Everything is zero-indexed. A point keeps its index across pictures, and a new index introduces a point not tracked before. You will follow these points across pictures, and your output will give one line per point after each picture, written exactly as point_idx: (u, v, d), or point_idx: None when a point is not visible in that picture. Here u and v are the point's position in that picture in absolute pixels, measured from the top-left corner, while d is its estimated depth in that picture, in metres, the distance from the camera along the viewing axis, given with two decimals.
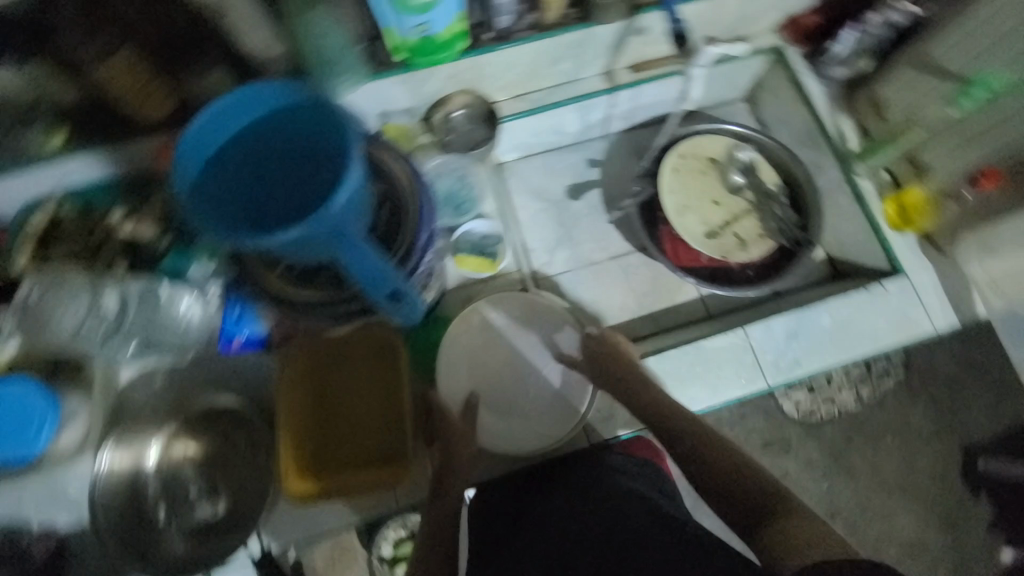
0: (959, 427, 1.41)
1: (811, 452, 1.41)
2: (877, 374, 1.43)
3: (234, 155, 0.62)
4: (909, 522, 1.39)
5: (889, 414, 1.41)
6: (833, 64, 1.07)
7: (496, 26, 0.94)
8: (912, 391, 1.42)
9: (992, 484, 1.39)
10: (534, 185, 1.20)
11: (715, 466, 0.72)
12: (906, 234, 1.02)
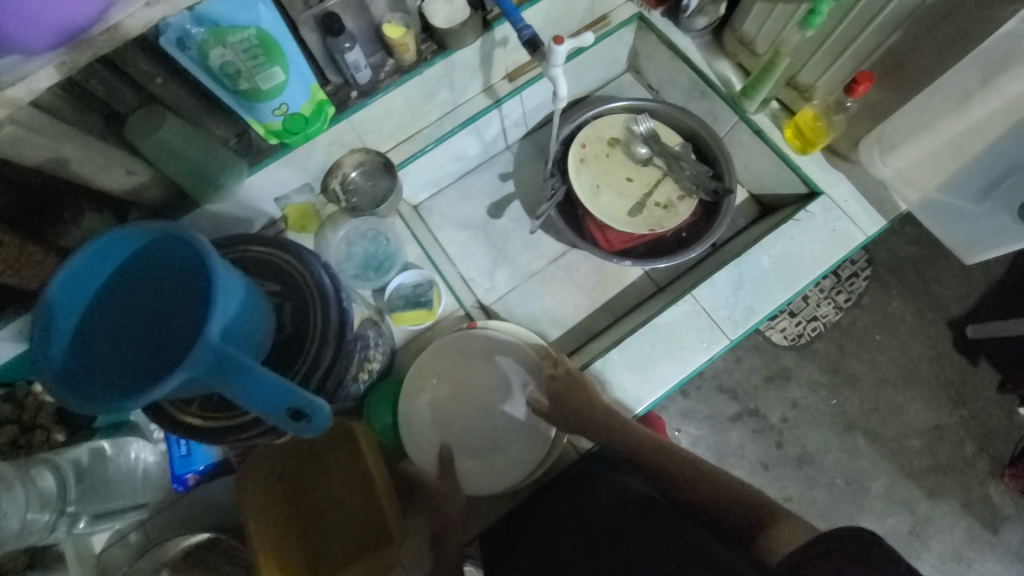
0: (936, 303, 1.45)
1: (810, 373, 1.43)
2: (847, 279, 1.46)
3: (107, 317, 0.55)
4: (925, 410, 1.41)
5: (869, 312, 1.46)
6: (693, 17, 1.10)
7: (358, 83, 0.93)
8: (884, 284, 1.46)
9: (981, 347, 1.43)
10: (454, 216, 1.19)
11: (694, 477, 0.75)
12: (813, 155, 1.04)
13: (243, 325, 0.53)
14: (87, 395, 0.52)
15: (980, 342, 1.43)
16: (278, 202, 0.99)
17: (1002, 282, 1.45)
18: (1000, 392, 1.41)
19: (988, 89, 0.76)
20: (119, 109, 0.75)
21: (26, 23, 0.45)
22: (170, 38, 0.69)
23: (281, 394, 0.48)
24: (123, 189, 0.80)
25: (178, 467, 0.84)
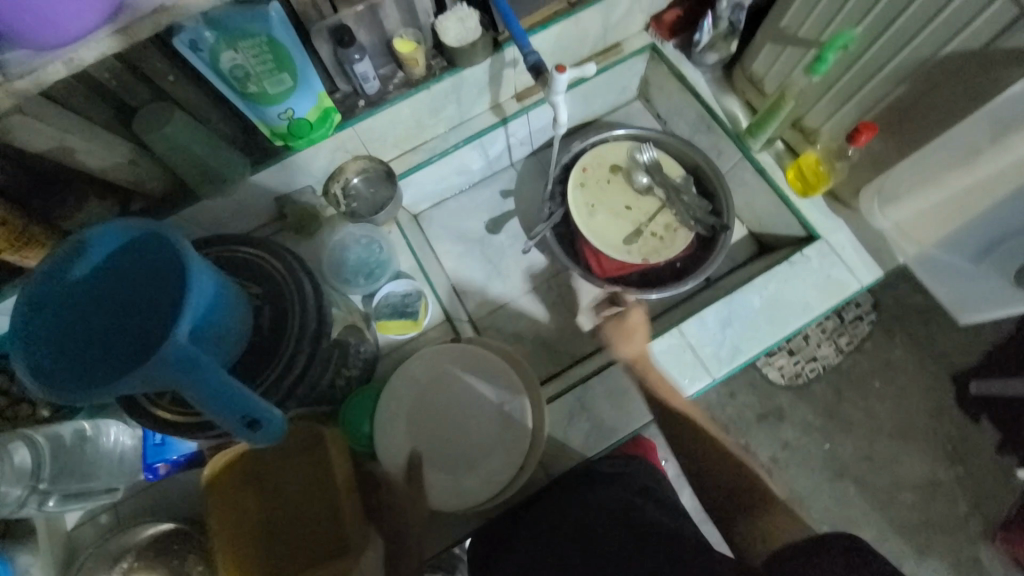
0: (940, 356, 1.41)
1: (804, 415, 1.41)
2: (851, 322, 1.43)
3: (79, 304, 0.55)
4: (918, 464, 1.38)
5: (871, 358, 1.42)
6: (704, 52, 1.10)
7: (365, 93, 0.94)
8: (889, 331, 1.43)
9: (982, 405, 1.39)
10: (452, 228, 1.21)
11: (708, 455, 0.80)
12: (814, 198, 1.03)
13: (210, 328, 0.55)
14: (50, 378, 0.52)
15: (982, 399, 1.39)
16: (278, 200, 1.00)
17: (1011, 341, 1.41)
18: (999, 453, 1.37)
19: (998, 147, 0.75)
20: (129, 101, 0.77)
21: (19, 21, 0.47)
22: (183, 40, 0.70)
23: (236, 403, 0.52)
24: (124, 178, 0.82)
25: (151, 454, 0.86)
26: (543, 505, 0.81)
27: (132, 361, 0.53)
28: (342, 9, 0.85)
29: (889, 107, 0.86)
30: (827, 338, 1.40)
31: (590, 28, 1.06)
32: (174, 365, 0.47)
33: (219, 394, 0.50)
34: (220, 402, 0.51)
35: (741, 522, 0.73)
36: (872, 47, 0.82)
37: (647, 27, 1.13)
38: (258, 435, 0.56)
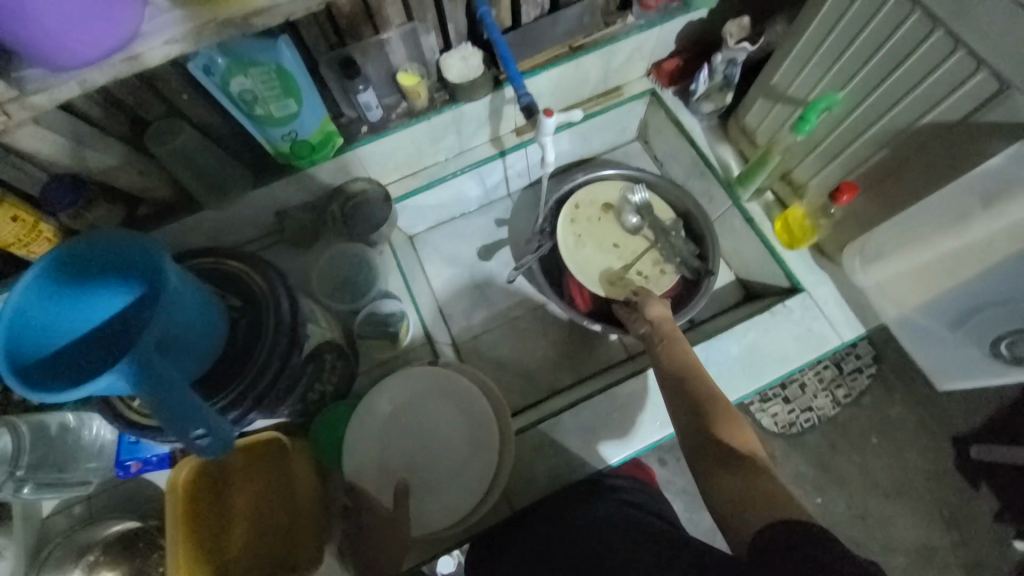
0: (939, 415, 1.38)
1: (796, 466, 1.38)
2: (849, 373, 1.39)
3: (65, 299, 0.57)
4: (910, 525, 1.34)
5: (869, 411, 1.38)
6: (700, 101, 1.13)
7: (369, 120, 0.99)
8: (888, 387, 1.39)
9: (981, 470, 1.34)
10: (446, 252, 1.24)
11: (702, 411, 0.75)
12: (800, 250, 1.04)
13: (180, 342, 0.58)
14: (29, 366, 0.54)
15: (981, 464, 1.34)
16: (278, 215, 1.05)
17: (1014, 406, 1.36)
18: (997, 521, 1.32)
19: (989, 213, 0.71)
20: (144, 115, 0.83)
21: (33, 37, 0.51)
22: (196, 65, 0.75)
23: (187, 417, 0.54)
24: (133, 185, 0.87)
25: (125, 450, 0.84)
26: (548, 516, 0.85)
27: (100, 363, 0.56)
28: (350, 43, 0.90)
29: (872, 169, 0.87)
30: (825, 388, 1.38)
31: (590, 72, 1.10)
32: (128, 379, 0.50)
33: (173, 406, 0.53)
34: (172, 414, 0.53)
35: (724, 475, 0.67)
36: (854, 111, 0.85)
37: (647, 73, 1.17)
38: (203, 449, 0.58)
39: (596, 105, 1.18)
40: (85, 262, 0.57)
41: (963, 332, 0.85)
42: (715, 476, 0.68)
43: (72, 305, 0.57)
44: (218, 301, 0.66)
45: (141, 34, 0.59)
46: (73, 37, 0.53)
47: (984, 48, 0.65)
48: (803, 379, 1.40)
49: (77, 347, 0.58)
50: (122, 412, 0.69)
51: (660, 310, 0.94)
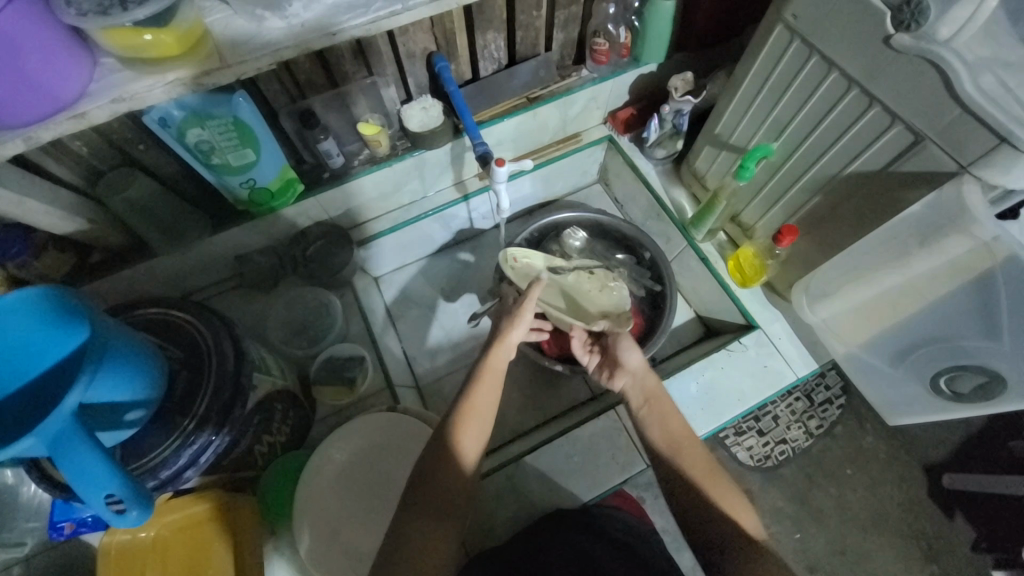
0: (910, 445, 1.39)
1: (775, 501, 1.36)
2: (819, 405, 1.40)
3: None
4: (893, 561, 1.30)
5: (842, 442, 1.39)
6: (653, 147, 1.19)
7: (331, 167, 1.01)
8: (859, 417, 1.41)
9: (955, 500, 1.34)
10: (411, 294, 1.25)
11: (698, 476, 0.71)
12: (753, 288, 1.08)
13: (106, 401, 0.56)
14: None
15: (954, 493, 1.34)
16: (239, 260, 1.04)
17: (980, 434, 1.39)
18: (974, 552, 1.30)
19: (927, 251, 0.75)
20: (99, 165, 0.84)
21: None
22: (152, 118, 0.75)
23: (110, 482, 0.51)
24: (81, 233, 0.86)
25: (57, 512, 0.79)
26: (538, 529, 0.83)
27: (19, 430, 0.52)
28: (311, 96, 0.93)
29: (810, 213, 0.92)
30: (797, 420, 1.39)
31: (548, 121, 1.14)
32: (48, 447, 0.48)
33: (93, 470, 0.50)
34: (94, 478, 0.50)
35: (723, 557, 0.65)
36: (789, 160, 0.90)
37: (604, 121, 1.23)
38: (127, 517, 0.53)
39: (557, 150, 1.22)
40: (3, 321, 0.53)
41: (904, 368, 0.89)
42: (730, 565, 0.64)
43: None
44: (156, 352, 0.65)
45: (88, 93, 0.61)
46: (10, 94, 0.54)
47: (895, 106, 0.70)
48: (776, 411, 1.40)
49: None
50: (54, 481, 0.64)
51: (639, 358, 0.85)
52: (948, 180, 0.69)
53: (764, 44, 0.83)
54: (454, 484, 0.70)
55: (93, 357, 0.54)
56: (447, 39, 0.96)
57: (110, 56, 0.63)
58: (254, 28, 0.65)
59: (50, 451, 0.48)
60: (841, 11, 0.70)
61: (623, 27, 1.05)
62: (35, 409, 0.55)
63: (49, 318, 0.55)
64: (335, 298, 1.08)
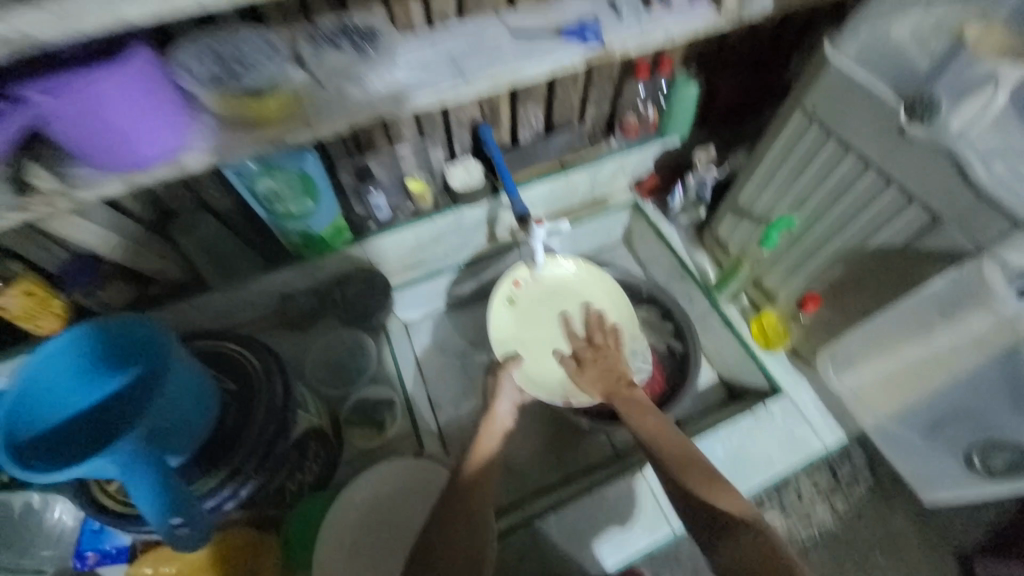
0: (944, 532, 1.31)
1: None
2: (845, 481, 1.35)
3: (70, 388, 0.65)
4: None
5: (870, 523, 1.32)
6: (676, 214, 1.27)
7: (377, 218, 1.08)
8: (888, 496, 1.35)
9: None
10: (437, 340, 1.28)
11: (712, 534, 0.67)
12: (776, 352, 1.11)
13: (178, 425, 0.62)
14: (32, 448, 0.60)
15: None
16: (281, 299, 1.09)
17: None
18: None
19: (951, 323, 0.78)
20: (174, 207, 0.92)
21: (101, 149, 0.62)
22: (231, 169, 0.84)
23: (171, 503, 0.56)
24: (147, 266, 0.93)
25: (86, 541, 0.86)
26: None
27: (96, 447, 0.61)
28: (368, 155, 1.02)
29: (832, 281, 0.96)
30: (824, 497, 1.32)
31: (579, 185, 1.22)
32: (119, 469, 0.53)
33: (154, 492, 0.54)
34: (153, 497, 0.55)
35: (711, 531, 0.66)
36: (810, 232, 0.95)
37: (630, 187, 1.31)
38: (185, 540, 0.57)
39: (585, 212, 1.30)
40: (75, 353, 0.64)
41: (936, 440, 0.90)
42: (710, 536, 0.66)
43: (69, 391, 0.65)
44: (215, 386, 0.69)
45: (188, 146, 0.68)
46: (120, 147, 0.62)
47: (914, 189, 0.75)
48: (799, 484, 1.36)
49: (76, 431, 0.65)
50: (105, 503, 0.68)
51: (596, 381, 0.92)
52: (966, 258, 0.73)
53: (785, 128, 0.91)
54: (471, 500, 0.75)
55: (166, 382, 0.59)
56: (492, 111, 1.06)
57: (207, 112, 0.69)
58: (334, 96, 0.73)
59: (121, 472, 0.53)
60: (857, 104, 0.77)
61: (651, 105, 1.16)
62: (109, 426, 0.65)
63: (117, 344, 0.66)
64: (369, 340, 1.11)
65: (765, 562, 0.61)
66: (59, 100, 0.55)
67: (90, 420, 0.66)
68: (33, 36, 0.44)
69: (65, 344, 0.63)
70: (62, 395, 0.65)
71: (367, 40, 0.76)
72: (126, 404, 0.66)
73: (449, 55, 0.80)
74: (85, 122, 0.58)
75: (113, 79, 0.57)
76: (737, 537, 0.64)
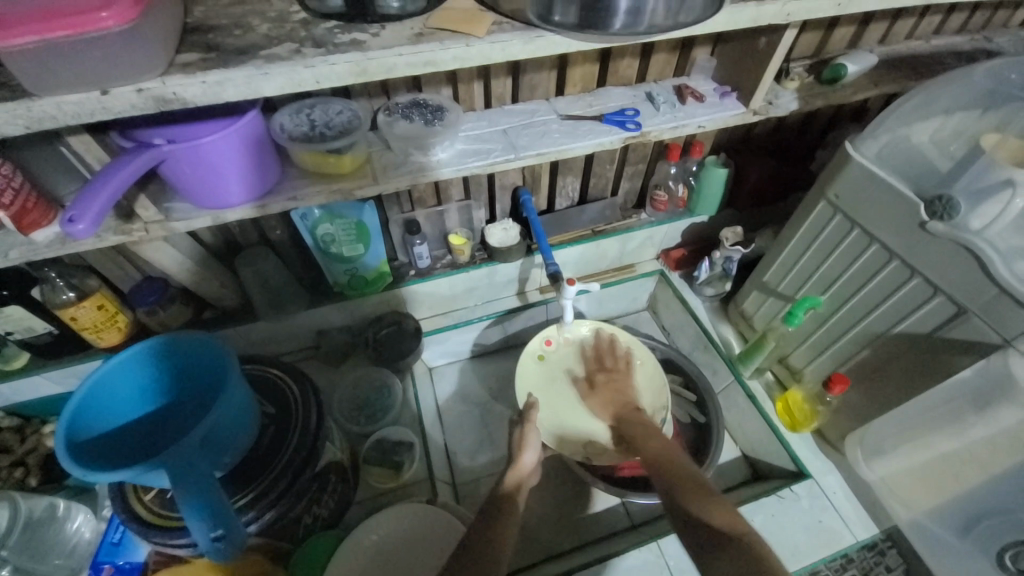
0: None
1: None
2: None
3: (135, 395, 0.74)
4: None
5: None
6: (703, 286, 1.30)
7: (418, 266, 1.16)
8: None
9: None
10: (460, 389, 1.30)
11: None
12: (803, 434, 1.08)
13: (222, 441, 0.68)
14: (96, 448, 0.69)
15: None
16: (319, 334, 1.16)
17: None
18: None
19: (983, 417, 0.77)
20: (241, 241, 1.02)
21: (203, 188, 0.72)
22: (298, 213, 0.94)
23: (214, 511, 0.61)
24: (207, 292, 1.02)
25: (103, 553, 0.91)
26: None
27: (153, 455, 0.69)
28: (417, 209, 1.12)
29: (859, 365, 0.96)
30: None
31: (608, 251, 1.29)
32: (173, 472, 0.59)
33: (200, 498, 0.60)
34: (197, 504, 0.60)
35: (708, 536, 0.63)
36: (834, 314, 0.97)
37: (657, 257, 1.37)
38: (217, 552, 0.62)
39: (612, 276, 1.35)
40: (143, 365, 0.73)
41: (971, 541, 0.84)
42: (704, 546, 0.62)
43: (133, 396, 0.74)
44: (256, 408, 0.75)
45: (272, 190, 0.79)
46: (221, 185, 0.72)
47: (936, 280, 0.78)
48: None
49: (134, 435, 0.74)
50: (144, 514, 0.73)
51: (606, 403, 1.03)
52: (993, 351, 0.74)
53: (809, 215, 0.97)
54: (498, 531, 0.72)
55: (222, 399, 0.65)
56: (533, 178, 1.16)
57: (294, 167, 0.81)
58: (401, 160, 0.84)
59: (173, 475, 0.60)
60: (879, 197, 0.83)
61: (682, 184, 1.24)
62: (165, 434, 0.74)
63: (181, 360, 0.75)
64: (396, 380, 1.15)
65: (758, 566, 0.56)
66: (179, 147, 0.66)
67: (149, 425, 0.76)
68: (181, 97, 0.54)
69: (138, 357, 0.72)
70: (125, 401, 0.74)
71: (436, 117, 0.86)
72: (189, 404, 0.76)
73: (502, 130, 0.90)
74: (191, 162, 0.68)
75: (224, 131, 0.67)
76: (729, 548, 0.60)
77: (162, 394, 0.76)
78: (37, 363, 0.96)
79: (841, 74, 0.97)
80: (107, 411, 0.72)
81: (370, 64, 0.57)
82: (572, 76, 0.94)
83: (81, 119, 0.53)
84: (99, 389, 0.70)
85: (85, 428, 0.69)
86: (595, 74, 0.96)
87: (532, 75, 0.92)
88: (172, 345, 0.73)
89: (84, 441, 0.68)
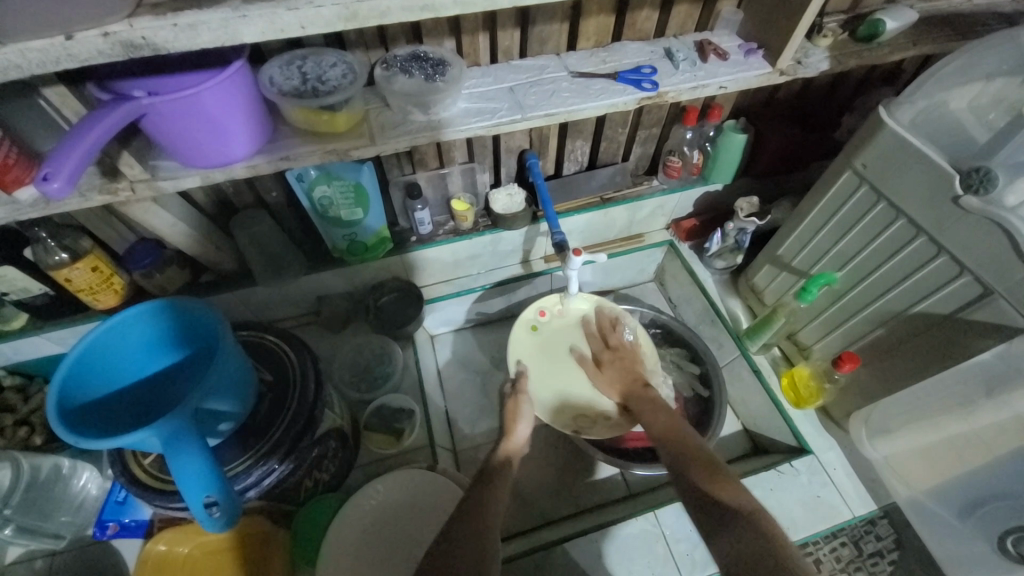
0: None
1: None
2: None
3: (134, 352, 0.73)
4: None
5: None
6: (714, 257, 1.26)
7: (419, 232, 1.12)
8: None
9: None
10: (462, 357, 1.29)
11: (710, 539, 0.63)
12: (807, 410, 1.07)
13: (217, 410, 0.67)
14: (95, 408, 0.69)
15: None
16: (319, 299, 1.14)
17: None
18: None
19: (994, 402, 0.76)
20: (235, 203, 0.98)
21: (189, 145, 0.68)
22: (293, 173, 0.90)
23: (206, 480, 0.60)
24: (203, 256, 0.99)
25: (109, 511, 0.94)
26: None
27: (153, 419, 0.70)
28: (419, 171, 1.06)
29: (873, 343, 0.94)
30: None
31: (616, 220, 1.24)
32: (164, 440, 0.58)
33: (191, 468, 0.59)
34: (188, 474, 0.59)
35: (716, 519, 0.63)
36: (848, 291, 0.94)
37: (667, 227, 1.32)
38: (211, 521, 0.62)
39: (619, 246, 1.31)
40: (141, 324, 0.72)
41: (971, 522, 0.83)
42: (712, 529, 0.62)
43: (131, 356, 0.73)
44: (253, 375, 0.74)
45: (264, 150, 0.74)
46: (209, 143, 0.68)
47: (964, 256, 0.74)
48: None
49: (136, 394, 0.75)
50: (142, 479, 0.73)
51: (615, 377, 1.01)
52: (1017, 334, 0.72)
53: (832, 186, 0.91)
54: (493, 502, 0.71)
55: (215, 368, 0.64)
56: (541, 141, 1.10)
57: (287, 124, 0.77)
58: (400, 119, 0.79)
59: (164, 444, 0.59)
60: (909, 169, 0.77)
61: (697, 150, 1.17)
62: (166, 394, 0.75)
63: (179, 320, 0.73)
64: (396, 347, 1.14)
65: (771, 543, 0.56)
66: (161, 101, 0.61)
67: (149, 384, 0.76)
68: (151, 42, 0.50)
69: (136, 316, 0.71)
70: (123, 360, 0.73)
71: (437, 71, 0.79)
72: (189, 367, 0.76)
73: (509, 88, 0.84)
74: (175, 117, 0.63)
75: (210, 83, 0.62)
76: (740, 523, 0.60)
77: (161, 353, 0.75)
78: (34, 324, 0.95)
79: (879, 31, 0.89)
80: (107, 370, 0.71)
81: (360, 8, 0.52)
82: (586, 30, 0.87)
83: (46, 68, 0.49)
84: (96, 346, 0.69)
85: (83, 388, 0.68)
86: (610, 27, 0.89)
87: (543, 27, 0.85)
88: (170, 305, 0.72)
89: (83, 400, 0.68)
